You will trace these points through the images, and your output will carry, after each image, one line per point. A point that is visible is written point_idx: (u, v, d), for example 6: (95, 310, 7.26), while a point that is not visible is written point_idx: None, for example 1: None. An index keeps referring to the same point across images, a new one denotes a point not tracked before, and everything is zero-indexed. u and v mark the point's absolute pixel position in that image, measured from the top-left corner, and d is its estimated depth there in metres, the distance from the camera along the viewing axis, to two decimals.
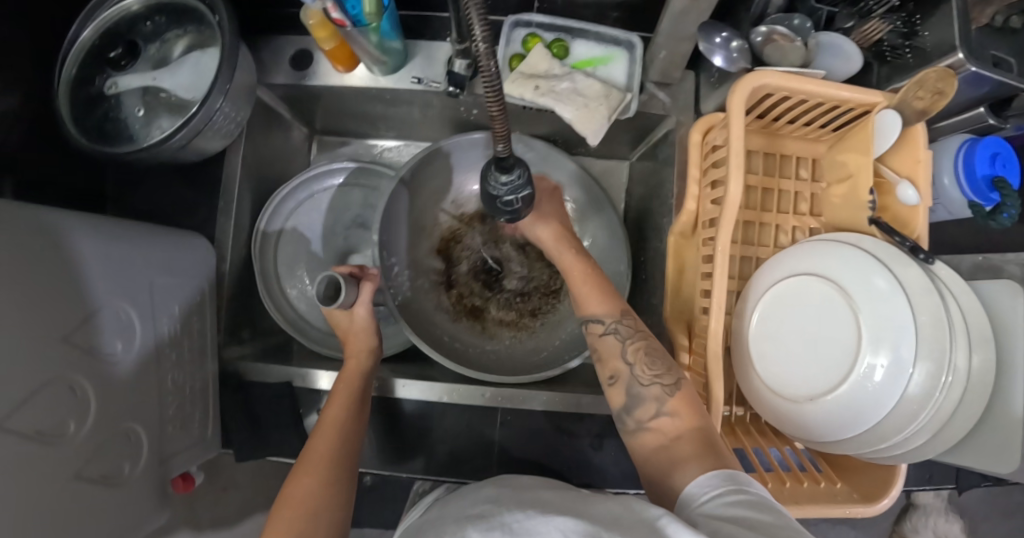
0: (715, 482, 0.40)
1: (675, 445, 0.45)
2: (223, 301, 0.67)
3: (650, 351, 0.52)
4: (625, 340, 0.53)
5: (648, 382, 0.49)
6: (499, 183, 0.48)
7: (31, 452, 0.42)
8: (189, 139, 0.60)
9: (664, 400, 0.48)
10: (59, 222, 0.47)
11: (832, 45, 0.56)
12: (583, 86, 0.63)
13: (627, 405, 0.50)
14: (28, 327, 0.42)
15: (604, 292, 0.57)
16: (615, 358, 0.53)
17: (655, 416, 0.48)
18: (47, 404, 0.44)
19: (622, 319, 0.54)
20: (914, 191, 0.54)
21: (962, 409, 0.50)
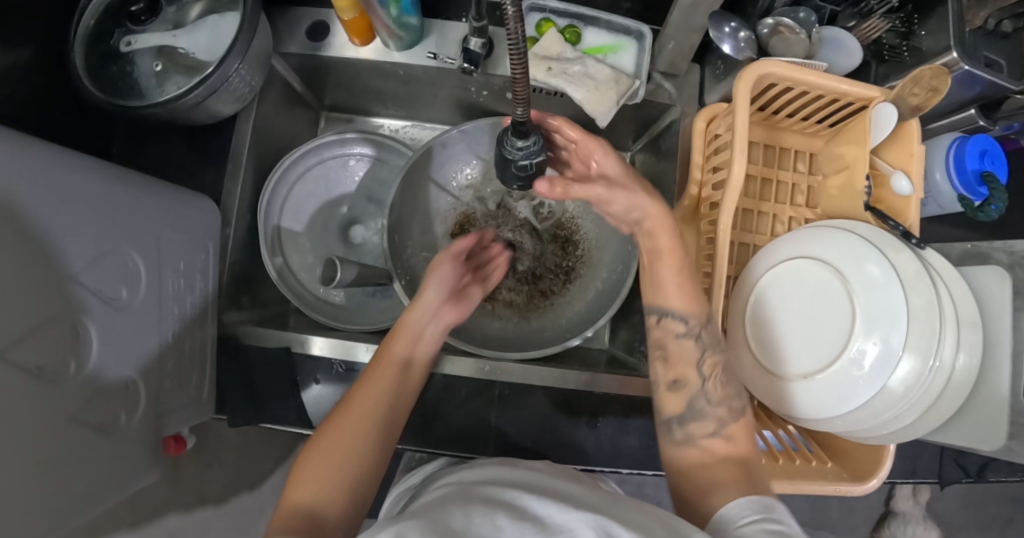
0: (755, 508, 0.41)
1: (717, 468, 0.47)
2: (226, 266, 0.67)
3: (726, 370, 0.52)
4: (704, 349, 0.52)
5: (716, 401, 0.51)
6: (515, 147, 0.50)
7: (32, 387, 0.42)
8: (203, 98, 0.60)
9: (725, 422, 0.50)
10: (74, 166, 0.48)
11: (834, 40, 0.59)
12: (594, 70, 0.64)
13: (683, 414, 0.51)
14: (37, 261, 0.42)
15: (693, 290, 0.53)
16: (687, 363, 0.52)
17: (710, 434, 0.50)
18: (50, 342, 0.44)
19: (707, 326, 0.52)
20: (907, 181, 0.56)
21: (949, 389, 0.52)
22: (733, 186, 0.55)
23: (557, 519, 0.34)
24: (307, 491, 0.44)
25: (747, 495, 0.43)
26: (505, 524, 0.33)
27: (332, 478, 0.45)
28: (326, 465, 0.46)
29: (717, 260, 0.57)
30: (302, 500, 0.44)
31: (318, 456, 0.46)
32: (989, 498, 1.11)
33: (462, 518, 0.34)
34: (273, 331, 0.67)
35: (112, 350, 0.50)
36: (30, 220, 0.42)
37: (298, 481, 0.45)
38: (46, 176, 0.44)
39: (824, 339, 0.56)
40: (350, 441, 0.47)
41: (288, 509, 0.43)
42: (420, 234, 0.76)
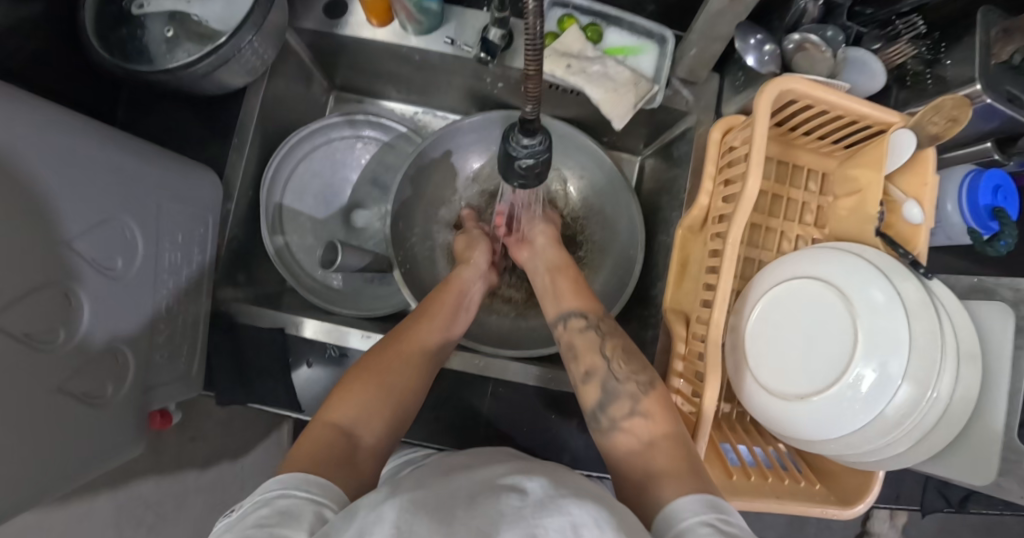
0: (699, 509, 0.38)
1: (651, 448, 0.47)
2: (224, 241, 0.66)
3: (625, 351, 0.55)
4: (603, 336, 0.57)
5: (624, 378, 0.53)
6: (520, 145, 0.48)
7: (20, 353, 0.41)
8: (214, 69, 0.59)
9: (638, 398, 0.51)
10: (75, 130, 0.47)
11: (859, 62, 0.58)
12: (614, 71, 0.63)
13: (601, 402, 0.52)
14: (30, 225, 0.41)
15: (580, 290, 0.63)
16: (591, 353, 0.56)
17: (628, 414, 0.50)
18: (38, 308, 0.43)
19: (601, 319, 0.59)
20: (919, 210, 0.56)
21: (944, 420, 0.52)
22: (746, 200, 0.54)
23: (554, 502, 0.36)
24: (347, 413, 0.50)
25: (698, 494, 0.40)
26: (508, 510, 0.35)
27: (364, 412, 0.50)
28: (362, 399, 0.51)
29: (722, 276, 0.57)
30: (340, 418, 0.49)
31: (356, 389, 0.52)
32: (966, 526, 1.12)
33: (467, 503, 0.36)
34: (266, 310, 0.67)
35: (103, 320, 0.49)
36: (18, 186, 0.40)
37: (339, 404, 0.51)
38: (45, 139, 0.43)
39: (822, 361, 0.56)
40: (391, 372, 0.54)
41: (329, 422, 0.49)
42: (421, 221, 0.75)
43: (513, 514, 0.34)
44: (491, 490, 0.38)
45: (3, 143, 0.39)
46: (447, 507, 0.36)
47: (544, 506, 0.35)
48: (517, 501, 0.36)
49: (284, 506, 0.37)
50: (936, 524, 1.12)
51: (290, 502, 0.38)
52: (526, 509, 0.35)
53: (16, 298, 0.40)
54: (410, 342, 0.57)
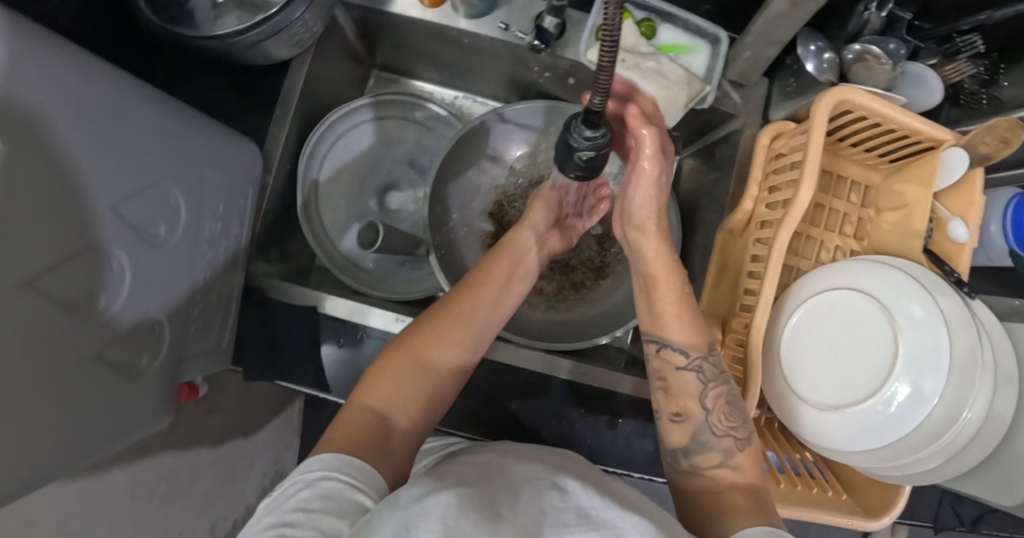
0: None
1: (729, 497, 0.46)
2: (260, 215, 0.65)
3: (730, 400, 0.51)
4: (706, 381, 0.51)
5: (722, 433, 0.49)
6: (582, 137, 0.47)
7: (61, 319, 0.40)
8: (263, 38, 0.57)
9: (732, 453, 0.49)
10: (124, 93, 0.46)
11: (917, 76, 0.59)
12: (667, 68, 0.63)
13: (687, 447, 0.50)
14: (77, 186, 0.40)
15: (696, 321, 0.53)
16: (688, 397, 0.52)
17: (717, 465, 0.48)
18: (82, 273, 0.42)
19: (707, 357, 0.52)
20: (964, 229, 0.56)
21: (978, 439, 0.53)
22: (796, 208, 0.54)
23: (600, 513, 0.34)
24: (381, 399, 0.48)
25: (762, 527, 0.40)
26: (551, 512, 0.34)
27: (402, 389, 0.49)
28: (400, 376, 0.49)
29: (765, 283, 0.57)
30: (374, 404, 0.47)
31: (391, 373, 0.49)
32: None
33: (509, 499, 0.36)
34: (299, 288, 0.66)
35: (143, 287, 0.48)
36: (71, 145, 0.39)
37: (374, 387, 0.49)
38: (97, 98, 0.42)
39: (860, 374, 0.56)
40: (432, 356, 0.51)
41: (362, 406, 0.47)
42: (457, 209, 0.74)
43: (558, 518, 0.34)
44: (530, 488, 0.37)
45: (58, 99, 0.38)
46: (491, 501, 0.35)
47: (589, 519, 0.33)
48: (558, 502, 0.35)
49: (324, 491, 0.38)
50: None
51: (334, 485, 0.39)
52: (574, 519, 0.33)
53: (61, 260, 0.40)
54: (455, 323, 0.53)
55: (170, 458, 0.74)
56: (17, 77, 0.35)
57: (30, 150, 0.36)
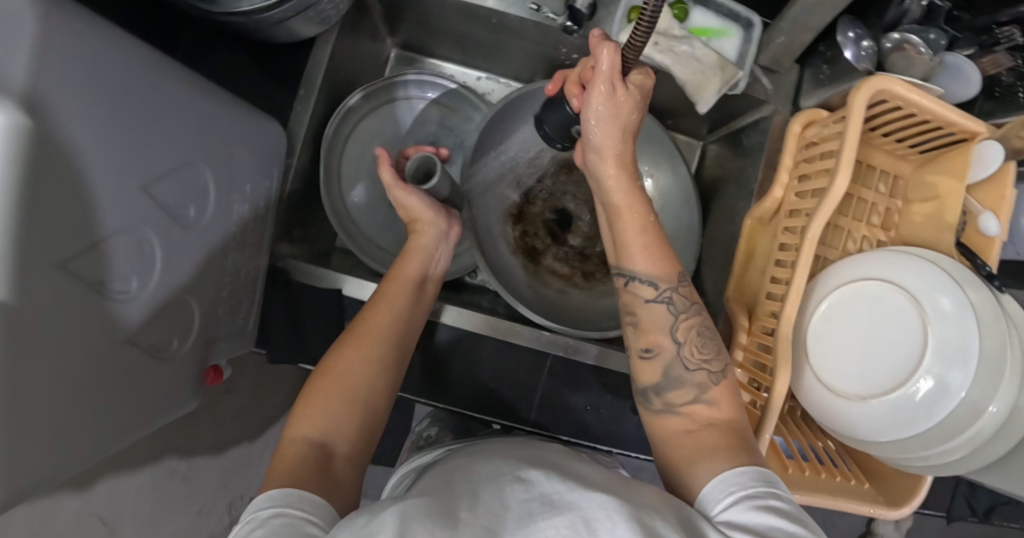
0: (744, 483, 0.39)
1: (700, 435, 0.45)
2: (285, 195, 0.64)
3: (704, 332, 0.50)
4: (677, 312, 0.51)
5: (697, 368, 0.49)
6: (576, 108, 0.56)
7: (92, 302, 0.40)
8: (290, 15, 0.56)
9: (705, 387, 0.48)
10: (154, 70, 0.45)
11: (956, 67, 0.58)
12: (701, 52, 0.61)
13: (658, 384, 0.49)
14: (109, 167, 0.40)
15: (658, 250, 0.52)
16: (658, 330, 0.51)
17: (690, 401, 0.48)
18: (110, 257, 0.41)
19: (677, 287, 0.51)
20: (995, 222, 0.56)
21: (1002, 433, 0.54)
22: (832, 197, 0.54)
23: (568, 498, 0.36)
24: (315, 423, 0.46)
25: (738, 467, 0.41)
26: (514, 503, 0.36)
27: (336, 408, 0.47)
28: (330, 396, 0.48)
29: (797, 271, 0.57)
30: (309, 432, 0.45)
31: (325, 386, 0.48)
32: None
33: (469, 501, 0.38)
34: (323, 271, 0.65)
35: (172, 268, 0.48)
36: (101, 125, 0.38)
37: (306, 413, 0.47)
38: (124, 76, 0.41)
39: (886, 365, 0.56)
40: (364, 354, 0.51)
41: (296, 439, 0.45)
42: (482, 198, 0.73)
43: (522, 509, 0.36)
44: (496, 479, 0.40)
45: (80, 75, 0.37)
46: (449, 505, 0.37)
47: (555, 505, 0.35)
48: (522, 493, 0.37)
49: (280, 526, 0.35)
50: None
51: (285, 521, 0.36)
52: (536, 506, 0.36)
53: (91, 243, 0.39)
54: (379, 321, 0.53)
55: None
56: (47, 55, 0.34)
57: (58, 129, 0.35)
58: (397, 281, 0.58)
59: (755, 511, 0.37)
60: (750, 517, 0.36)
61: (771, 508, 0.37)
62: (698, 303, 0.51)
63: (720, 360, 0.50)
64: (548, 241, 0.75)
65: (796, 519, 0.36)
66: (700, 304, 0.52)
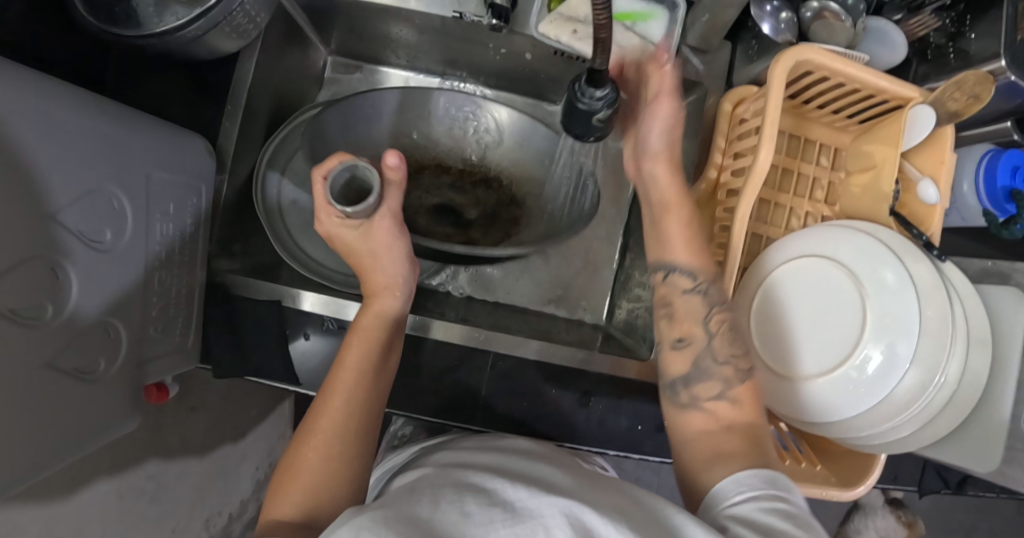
0: (754, 484, 0.38)
1: (721, 438, 0.43)
2: (217, 211, 0.66)
3: (730, 331, 0.50)
4: (711, 304, 0.50)
5: (723, 361, 0.48)
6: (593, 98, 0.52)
7: (7, 331, 0.40)
8: (204, 32, 0.56)
9: (731, 383, 0.47)
10: (61, 97, 0.45)
11: (881, 32, 0.58)
12: (621, 38, 0.60)
13: (686, 375, 0.48)
14: (16, 197, 0.40)
15: (699, 245, 0.52)
16: (692, 321, 0.50)
17: (715, 395, 0.46)
18: (26, 282, 0.41)
19: (713, 282, 0.51)
20: (934, 189, 0.54)
21: (953, 406, 0.52)
22: (756, 172, 0.52)
23: (529, 504, 0.36)
24: (294, 500, 0.45)
25: (750, 468, 0.39)
26: (475, 511, 0.35)
27: (316, 482, 0.46)
28: (305, 476, 0.46)
29: (731, 253, 0.55)
30: (289, 511, 0.44)
31: (298, 466, 0.46)
32: (957, 507, 1.14)
33: (431, 506, 0.36)
34: (263, 284, 0.67)
35: (92, 294, 0.48)
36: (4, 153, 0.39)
37: (283, 493, 0.45)
38: (28, 104, 0.41)
39: (828, 341, 0.54)
40: (327, 429, 0.48)
41: (279, 517, 0.44)
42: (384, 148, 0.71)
43: (484, 516, 0.35)
44: (457, 489, 0.39)
45: None
46: (410, 513, 0.35)
47: (514, 512, 0.35)
48: (484, 500, 0.37)
49: None
50: (929, 514, 1.13)
51: None
52: (498, 513, 0.35)
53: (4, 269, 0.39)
54: (345, 383, 0.51)
55: (156, 465, 0.78)
56: None
57: None
58: (354, 338, 0.54)
59: (764, 511, 0.36)
60: (760, 517, 0.35)
61: (783, 510, 0.36)
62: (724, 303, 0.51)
63: (745, 363, 0.49)
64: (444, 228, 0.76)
65: (809, 524, 0.35)
66: (724, 303, 0.51)
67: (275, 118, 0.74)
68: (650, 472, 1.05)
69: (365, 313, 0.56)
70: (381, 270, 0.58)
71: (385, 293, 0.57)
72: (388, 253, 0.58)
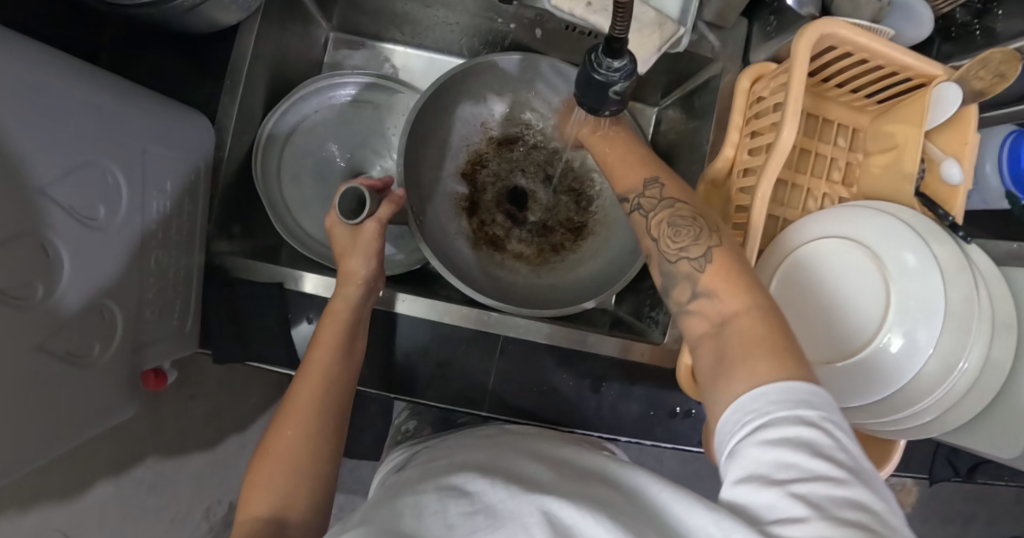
0: (759, 409, 0.33)
1: (725, 338, 0.38)
2: (216, 191, 0.64)
3: (675, 219, 0.45)
4: (647, 213, 0.47)
5: (676, 258, 0.43)
6: (611, 69, 0.43)
7: None
8: (202, 1, 0.53)
9: (694, 277, 0.42)
10: (51, 66, 0.42)
11: (905, 7, 0.57)
12: (637, 10, 0.57)
13: (663, 286, 0.44)
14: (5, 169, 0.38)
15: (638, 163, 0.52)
16: (642, 236, 0.48)
17: (692, 297, 0.41)
18: (16, 261, 0.39)
19: (647, 189, 0.49)
20: (959, 169, 0.52)
21: (978, 392, 0.51)
22: (779, 150, 0.50)
23: (508, 505, 0.35)
24: (266, 500, 0.44)
25: (755, 388, 0.34)
26: (457, 522, 0.35)
27: (287, 480, 0.45)
28: (276, 472, 0.45)
29: (750, 233, 0.53)
30: (264, 509, 0.43)
31: (268, 466, 0.46)
32: (955, 497, 1.14)
33: (414, 519, 0.36)
34: (264, 266, 0.64)
35: (84, 273, 0.45)
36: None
37: (253, 488, 0.45)
38: (15, 71, 0.39)
39: (847, 324, 0.53)
40: (297, 418, 0.49)
41: (249, 518, 0.43)
42: (416, 156, 0.70)
43: (467, 526, 0.34)
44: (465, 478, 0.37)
45: None
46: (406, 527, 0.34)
47: (495, 517, 0.34)
48: (465, 507, 0.36)
49: None
50: (928, 502, 1.14)
51: None
52: (480, 522, 0.34)
53: None
54: (312, 386, 0.51)
55: None
56: None
57: None
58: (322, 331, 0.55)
59: (768, 445, 0.32)
60: (763, 454, 0.31)
61: (791, 438, 0.31)
62: (671, 197, 0.47)
63: (702, 242, 0.43)
64: (507, 225, 0.76)
65: (823, 448, 0.31)
66: (671, 198, 0.47)
67: (273, 95, 0.71)
68: (653, 459, 1.05)
69: (335, 306, 0.57)
70: (358, 264, 0.59)
71: (354, 283, 0.58)
72: (365, 251, 0.59)
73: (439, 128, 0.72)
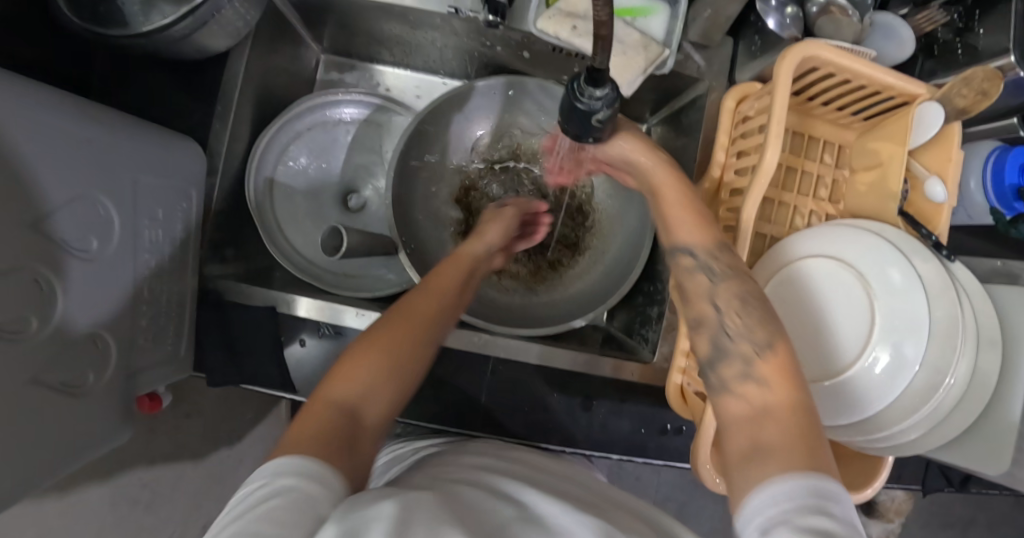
0: (790, 501, 0.31)
1: (763, 427, 0.37)
2: (208, 215, 0.64)
3: (746, 298, 0.44)
4: (714, 277, 0.46)
5: (737, 336, 0.42)
6: (593, 98, 0.44)
7: None
8: (191, 31, 0.54)
9: (752, 361, 0.40)
10: (43, 102, 0.43)
11: (886, 26, 0.58)
12: (622, 33, 0.58)
13: (711, 357, 0.43)
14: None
15: (705, 223, 0.49)
16: (700, 300, 0.46)
17: (740, 377, 0.40)
18: (12, 296, 0.40)
19: (719, 252, 0.47)
20: (943, 188, 0.53)
21: (964, 408, 0.51)
22: (762, 172, 0.51)
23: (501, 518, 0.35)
24: (352, 389, 0.41)
25: (787, 474, 0.32)
26: None
27: (372, 389, 0.41)
28: (366, 377, 0.42)
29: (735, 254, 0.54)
30: (343, 396, 0.40)
31: (360, 365, 0.43)
32: (955, 500, 1.14)
33: None
34: (257, 290, 0.65)
35: (76, 304, 0.46)
36: None
37: (343, 376, 0.42)
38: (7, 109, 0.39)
39: (835, 341, 0.53)
40: (397, 348, 0.45)
41: (322, 403, 0.40)
42: (408, 178, 0.71)
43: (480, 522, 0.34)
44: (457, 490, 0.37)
45: None
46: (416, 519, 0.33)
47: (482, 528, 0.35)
48: None
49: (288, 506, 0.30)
50: (928, 508, 1.14)
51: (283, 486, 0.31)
52: None
53: None
54: (415, 328, 0.48)
55: None
56: None
57: None
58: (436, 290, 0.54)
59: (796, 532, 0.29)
60: None
61: (818, 528, 0.29)
62: (740, 271, 0.46)
63: (772, 331, 0.41)
64: None
65: None
66: (742, 271, 0.46)
67: (263, 118, 0.72)
68: (650, 471, 1.05)
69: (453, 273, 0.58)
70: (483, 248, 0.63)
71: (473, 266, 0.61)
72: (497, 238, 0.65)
73: (430, 148, 0.73)
